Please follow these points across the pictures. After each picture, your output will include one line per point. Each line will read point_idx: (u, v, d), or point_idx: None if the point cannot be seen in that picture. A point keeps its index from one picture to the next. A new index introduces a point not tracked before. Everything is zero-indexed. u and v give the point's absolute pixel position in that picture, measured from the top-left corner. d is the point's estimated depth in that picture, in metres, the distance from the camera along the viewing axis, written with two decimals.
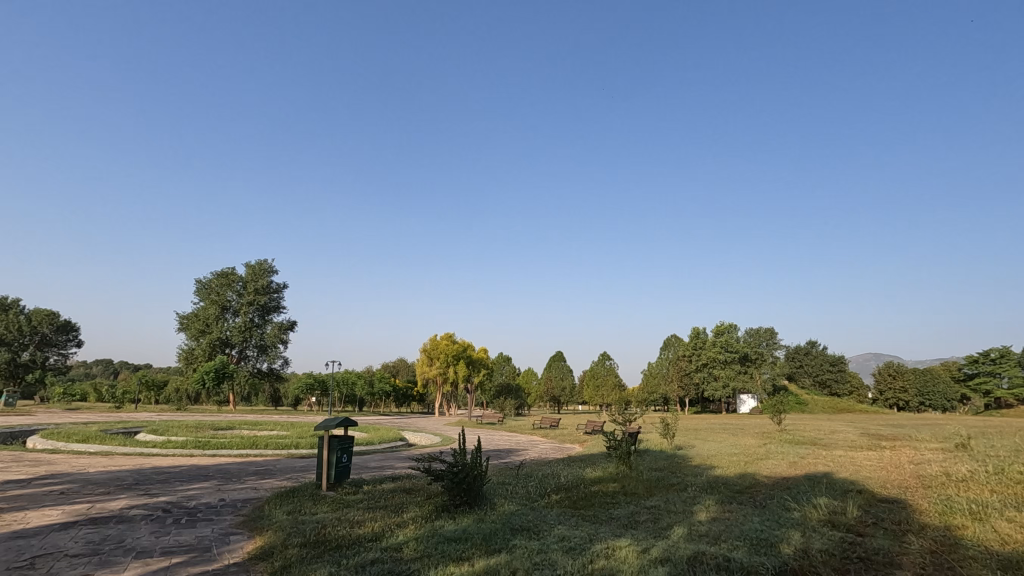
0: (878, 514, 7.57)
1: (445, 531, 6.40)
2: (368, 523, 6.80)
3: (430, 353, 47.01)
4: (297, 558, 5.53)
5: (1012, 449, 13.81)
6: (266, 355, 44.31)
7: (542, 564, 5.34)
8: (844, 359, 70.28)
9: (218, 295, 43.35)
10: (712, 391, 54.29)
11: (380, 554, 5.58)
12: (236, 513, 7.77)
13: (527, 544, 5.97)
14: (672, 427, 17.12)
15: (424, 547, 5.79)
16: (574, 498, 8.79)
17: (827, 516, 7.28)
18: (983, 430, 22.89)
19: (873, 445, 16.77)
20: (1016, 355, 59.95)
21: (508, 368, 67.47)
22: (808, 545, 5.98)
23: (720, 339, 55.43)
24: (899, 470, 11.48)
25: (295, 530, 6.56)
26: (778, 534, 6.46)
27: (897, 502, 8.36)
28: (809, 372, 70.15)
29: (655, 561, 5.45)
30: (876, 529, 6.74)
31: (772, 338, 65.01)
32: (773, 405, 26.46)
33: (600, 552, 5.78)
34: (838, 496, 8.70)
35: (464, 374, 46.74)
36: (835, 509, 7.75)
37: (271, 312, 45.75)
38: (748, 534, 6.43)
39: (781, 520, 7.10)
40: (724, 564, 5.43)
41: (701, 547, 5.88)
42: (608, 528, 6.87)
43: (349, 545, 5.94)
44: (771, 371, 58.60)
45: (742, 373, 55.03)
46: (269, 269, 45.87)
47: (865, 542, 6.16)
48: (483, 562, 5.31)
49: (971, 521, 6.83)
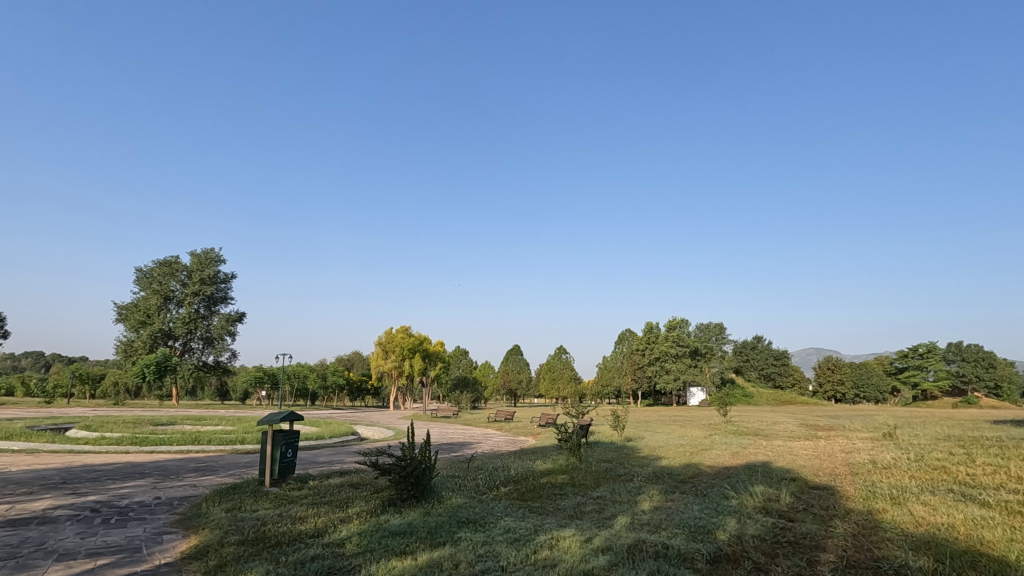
0: (808, 499, 8.01)
1: (390, 525, 6.35)
2: (310, 519, 6.67)
3: (385, 346, 46.36)
4: (233, 557, 5.35)
5: (932, 437, 14.85)
6: (213, 348, 42.74)
7: (485, 557, 5.37)
8: (787, 353, 73.48)
9: (161, 284, 41.34)
10: (663, 384, 55.76)
11: (321, 550, 5.49)
12: (171, 513, 7.46)
13: (471, 537, 5.99)
14: (622, 419, 17.57)
15: (367, 542, 5.73)
16: (522, 490, 8.88)
17: (761, 504, 7.63)
18: (909, 421, 24.37)
19: (809, 435, 17.68)
20: (941, 350, 64.66)
21: (465, 361, 67.22)
22: (742, 531, 6.25)
23: (672, 333, 57.16)
24: (831, 458, 12.17)
25: (233, 527, 6.35)
26: (715, 521, 6.73)
27: (826, 488, 8.88)
28: (755, 366, 72.94)
29: (597, 551, 5.56)
30: (806, 515, 7.12)
31: (721, 333, 67.20)
32: (720, 397, 27.29)
33: (543, 543, 5.86)
34: (772, 484, 9.17)
35: (420, 367, 46.37)
36: (770, 496, 8.14)
37: (218, 303, 44.10)
38: (687, 522, 6.66)
39: (719, 508, 7.40)
40: (662, 551, 5.60)
41: (642, 536, 6.05)
42: (554, 519, 6.97)
43: (289, 541, 5.80)
44: (720, 365, 60.56)
45: (692, 367, 56.85)
46: (216, 258, 44.07)
47: (794, 527, 6.49)
48: (426, 556, 5.29)
49: (891, 505, 7.31)
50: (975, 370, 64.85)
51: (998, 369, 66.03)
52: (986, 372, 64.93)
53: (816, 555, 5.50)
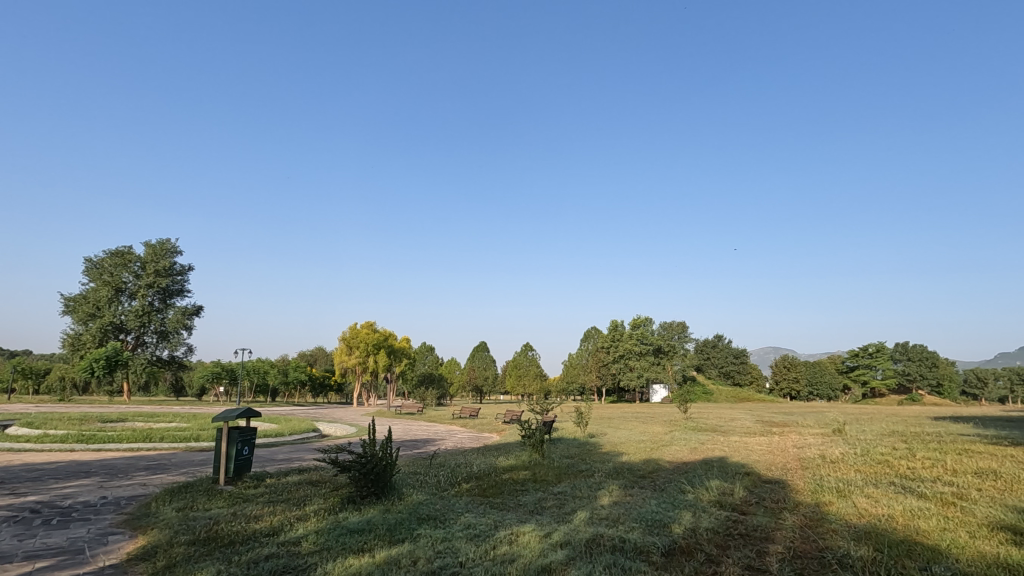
0: (761, 493, 8.30)
1: (348, 523, 6.27)
2: (266, 518, 6.53)
3: (349, 341, 45.66)
4: (183, 557, 5.20)
5: (878, 433, 15.58)
6: (167, 342, 41.28)
7: (444, 552, 5.37)
8: (746, 352, 75.73)
9: (112, 275, 39.64)
10: (627, 381, 56.72)
11: (275, 549, 5.38)
12: (118, 512, 7.20)
13: (431, 533, 5.96)
14: (584, 416, 17.81)
15: (324, 540, 5.65)
16: (483, 486, 8.89)
17: (716, 497, 7.86)
18: (858, 418, 25.47)
19: (764, 431, 18.33)
20: (889, 350, 67.55)
21: (431, 357, 66.76)
22: (697, 524, 6.42)
23: (637, 331, 58.16)
24: (783, 453, 12.63)
25: (183, 527, 6.16)
26: (671, 515, 6.89)
27: (778, 482, 9.21)
28: (715, 364, 74.84)
29: (556, 546, 5.62)
30: (757, 508, 7.37)
31: (684, 332, 68.68)
32: (682, 395, 27.87)
33: (503, 538, 5.89)
34: (727, 478, 9.46)
35: (384, 363, 45.83)
36: (724, 490, 8.40)
37: (173, 296, 42.62)
38: (644, 516, 6.80)
39: (675, 503, 7.58)
40: (619, 545, 5.70)
41: (600, 530, 6.15)
42: (514, 515, 7.01)
43: (242, 540, 5.67)
44: (682, 363, 61.86)
45: (655, 364, 58.01)
46: (172, 249, 42.55)
47: (746, 520, 6.71)
48: (384, 553, 5.26)
49: (837, 497, 7.64)
50: (920, 369, 68.18)
51: (940, 368, 69.62)
52: (929, 370, 68.32)
53: (765, 546, 5.70)
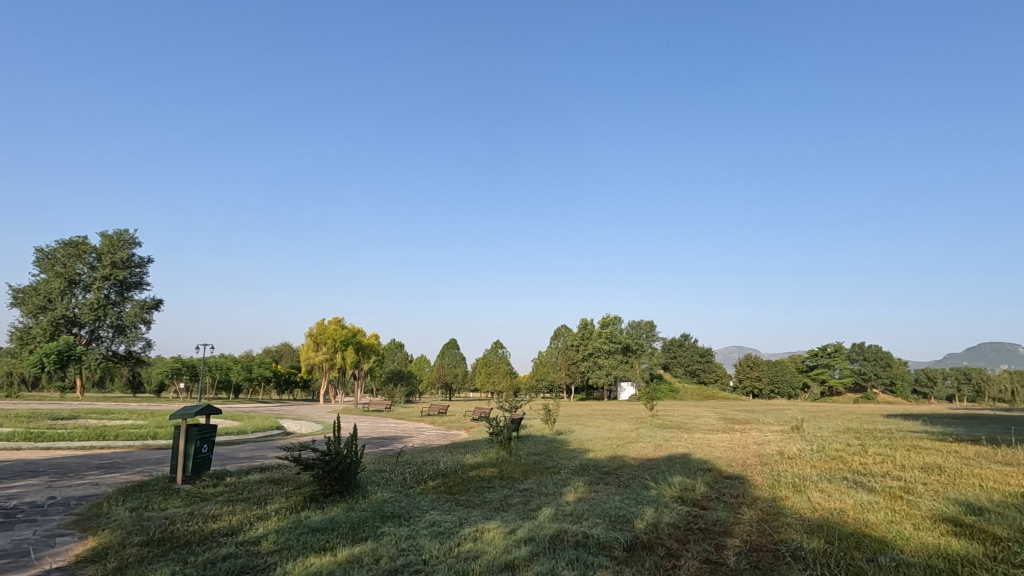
0: (721, 488, 8.51)
1: (310, 522, 6.17)
2: (225, 517, 6.38)
3: (316, 337, 44.85)
4: (136, 558, 5.04)
5: (834, 430, 16.15)
6: (124, 337, 39.85)
7: (409, 550, 5.35)
8: (711, 351, 77.42)
9: (65, 267, 37.99)
10: (596, 379, 57.38)
11: (234, 549, 5.27)
12: (67, 513, 6.92)
13: (394, 531, 5.94)
14: (552, 413, 17.99)
15: (285, 539, 5.56)
16: (450, 483, 8.89)
17: (678, 493, 8.03)
18: (815, 415, 26.37)
19: (726, 428, 18.85)
20: (846, 350, 70.01)
21: (400, 355, 66.19)
22: (659, 520, 6.54)
23: (606, 330, 58.83)
24: (744, 449, 13.01)
25: (137, 527, 5.97)
26: (635, 510, 7.01)
27: (737, 478, 9.48)
28: (681, 363, 76.28)
29: (520, 542, 5.66)
30: (717, 503, 7.56)
31: (652, 330, 69.71)
32: (649, 393, 28.36)
33: (467, 535, 5.90)
34: (690, 474, 9.68)
35: (353, 360, 45.26)
36: (687, 485, 8.60)
37: (131, 289, 41.20)
38: (608, 512, 6.90)
39: (639, 498, 7.72)
40: (582, 540, 5.78)
41: (564, 526, 6.22)
42: (480, 512, 7.03)
43: (199, 540, 5.53)
44: (649, 361, 62.81)
45: (624, 363, 58.77)
46: (130, 240, 41.01)
47: (706, 515, 6.88)
48: (346, 551, 5.20)
49: (793, 492, 7.90)
50: (875, 368, 70.92)
51: (893, 368, 72.60)
52: (883, 370, 71.12)
53: (724, 540, 5.86)
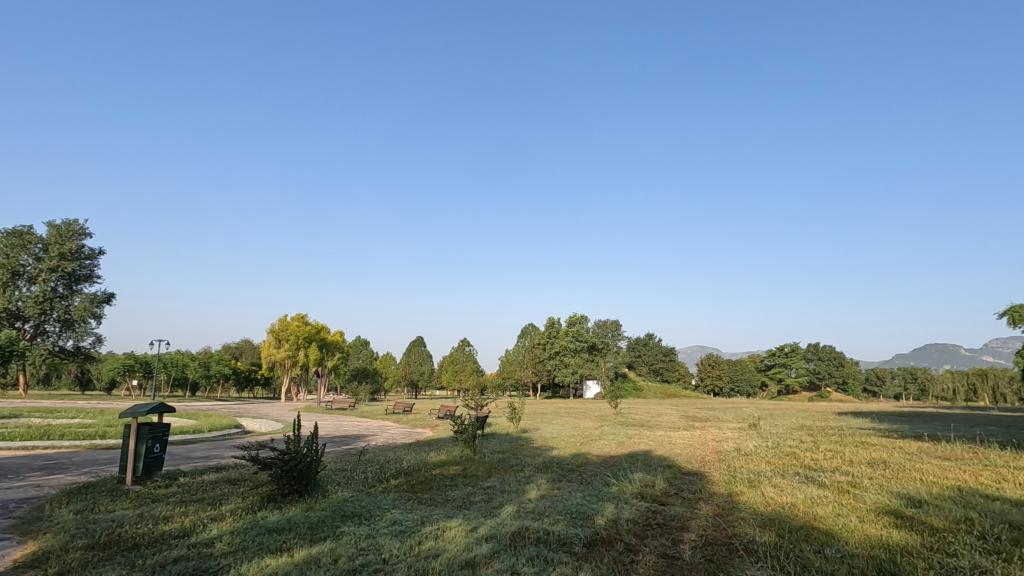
0: (680, 484, 8.73)
1: (267, 522, 6.04)
2: (177, 519, 6.18)
3: (278, 334, 43.77)
4: (79, 562, 4.84)
5: (789, 428, 16.69)
6: (72, 331, 38.08)
7: (368, 549, 5.29)
8: (674, 350, 78.97)
9: (8, 257, 36.00)
10: (562, 377, 57.85)
11: (186, 551, 5.11)
12: (5, 516, 6.59)
13: (354, 531, 5.86)
14: (517, 411, 18.07)
15: (240, 540, 5.42)
16: (413, 481, 8.84)
17: (638, 490, 8.18)
18: (772, 413, 27.25)
19: (687, 426, 19.27)
20: (801, 350, 72.49)
21: (365, 352, 65.19)
22: (619, 516, 6.65)
23: (572, 329, 59.40)
24: (703, 446, 13.34)
25: (82, 530, 5.73)
26: (595, 507, 7.10)
27: (696, 474, 9.73)
28: (646, 361, 77.53)
29: (481, 539, 5.67)
30: (675, 498, 7.75)
31: (617, 329, 70.62)
32: (613, 391, 28.69)
33: (428, 534, 5.87)
34: (650, 471, 9.88)
35: (316, 357, 44.43)
36: (647, 482, 8.78)
37: (80, 282, 39.38)
38: (569, 509, 6.98)
39: (600, 495, 7.83)
40: (542, 537, 5.83)
41: (525, 523, 6.26)
42: (442, 510, 7.01)
43: (148, 543, 5.34)
44: (614, 360, 63.67)
45: (589, 361, 59.46)
46: (79, 231, 39.16)
47: (664, 510, 7.03)
48: (304, 552, 5.11)
49: (747, 488, 8.15)
50: (828, 368, 73.67)
51: (846, 367, 75.52)
52: (836, 369, 73.94)
53: (681, 535, 6.00)
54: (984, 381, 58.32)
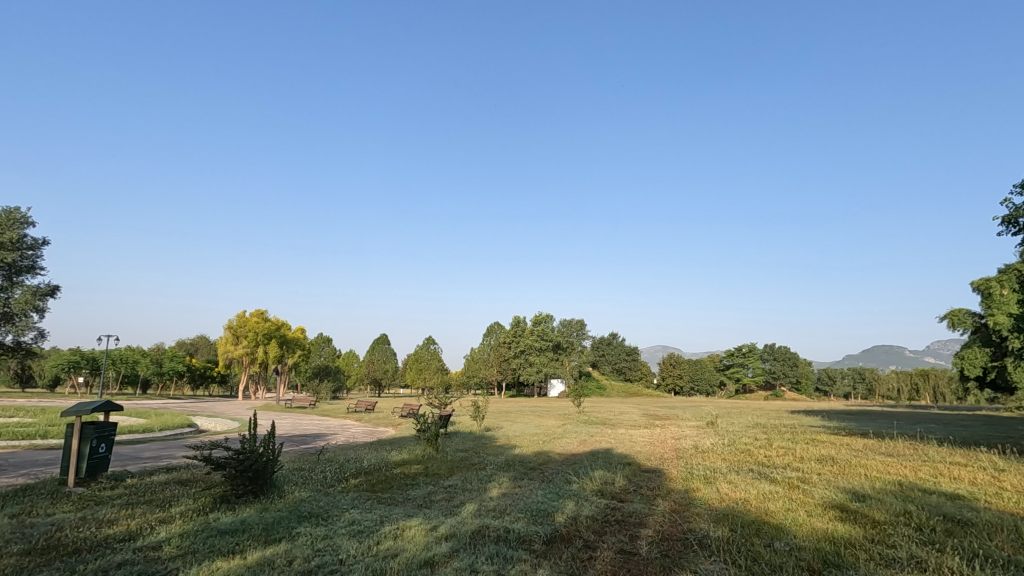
0: (639, 482, 8.90)
1: (219, 524, 5.86)
2: (122, 521, 5.94)
3: (235, 330, 42.49)
4: (12, 569, 4.58)
5: (744, 426, 17.22)
6: (12, 325, 36.03)
7: (325, 550, 5.20)
8: (637, 350, 80.38)
9: None
10: (526, 376, 58.07)
11: (131, 555, 4.91)
12: None
13: (311, 531, 5.75)
14: (481, 409, 18.06)
15: (190, 543, 5.25)
16: (373, 481, 8.73)
17: (599, 487, 8.30)
18: (729, 411, 28.08)
19: (648, 424, 19.66)
20: (758, 350, 74.88)
21: (327, 350, 63.94)
22: (579, 512, 6.74)
23: (538, 328, 59.85)
24: (662, 444, 13.64)
25: (18, 535, 5.43)
26: (556, 504, 7.18)
27: (655, 471, 9.94)
28: (609, 361, 78.55)
29: (441, 538, 5.65)
30: (634, 495, 7.91)
31: (581, 329, 71.38)
32: (576, 390, 29.00)
33: (387, 533, 5.80)
34: (611, 468, 10.04)
35: (275, 354, 43.33)
36: (607, 479, 8.91)
37: (22, 273, 37.29)
38: (530, 507, 7.03)
39: (561, 492, 7.91)
40: (503, 535, 5.84)
41: (486, 522, 6.27)
42: (402, 509, 6.95)
43: (91, 547, 5.11)
44: (578, 359, 64.36)
45: (553, 360, 60.04)
46: (22, 220, 37.09)
47: (623, 507, 7.16)
48: (257, 553, 4.98)
49: (704, 484, 8.37)
50: (783, 368, 76.28)
51: (799, 367, 78.32)
52: (790, 369, 76.64)
53: (639, 531, 6.12)
54: (926, 380, 61.58)
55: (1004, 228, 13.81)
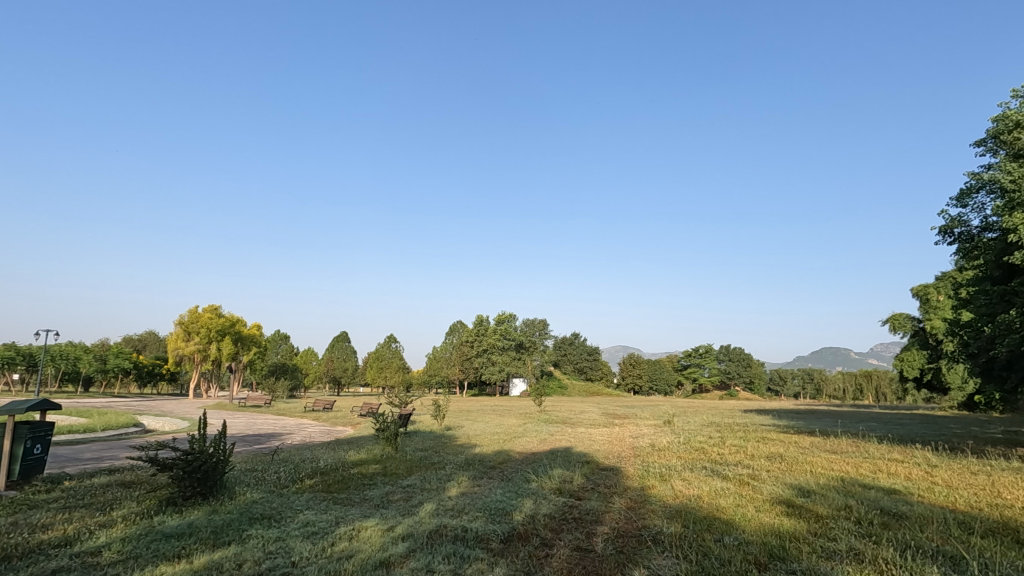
0: (596, 480, 9.03)
1: (164, 527, 5.63)
2: (59, 526, 5.64)
3: (187, 326, 40.87)
4: None
5: (699, 424, 17.72)
6: None
7: (276, 553, 5.07)
8: (598, 349, 81.52)
9: None
10: (488, 375, 58.00)
11: (67, 562, 4.67)
12: None
13: (262, 534, 5.59)
14: (442, 408, 17.96)
15: (132, 547, 5.03)
16: (329, 481, 8.57)
17: (557, 485, 8.38)
18: (684, 410, 28.82)
19: (607, 423, 19.97)
20: (714, 351, 77.08)
21: (285, 347, 62.28)
22: (536, 511, 6.79)
23: (501, 327, 60.05)
24: (621, 442, 13.89)
25: None
26: (514, 503, 7.22)
27: (612, 469, 10.11)
28: (571, 360, 79.26)
29: (397, 538, 5.60)
30: (591, 493, 8.02)
31: (544, 328, 71.86)
32: (538, 389, 29.17)
33: (343, 534, 5.70)
34: (569, 467, 10.16)
35: (229, 352, 41.91)
36: (566, 478, 9.00)
37: None
38: (488, 505, 7.04)
39: (520, 491, 7.95)
40: (460, 534, 5.83)
41: (444, 521, 6.24)
42: (358, 510, 6.84)
43: (23, 554, 4.83)
44: (540, 358, 64.81)
45: (516, 359, 60.28)
46: None
47: (580, 505, 7.25)
48: (204, 558, 4.81)
49: (659, 482, 8.56)
50: (738, 368, 78.72)
51: (753, 368, 81.01)
52: (744, 370, 79.20)
53: (595, 528, 6.21)
54: (869, 381, 64.73)
55: (941, 238, 14.64)
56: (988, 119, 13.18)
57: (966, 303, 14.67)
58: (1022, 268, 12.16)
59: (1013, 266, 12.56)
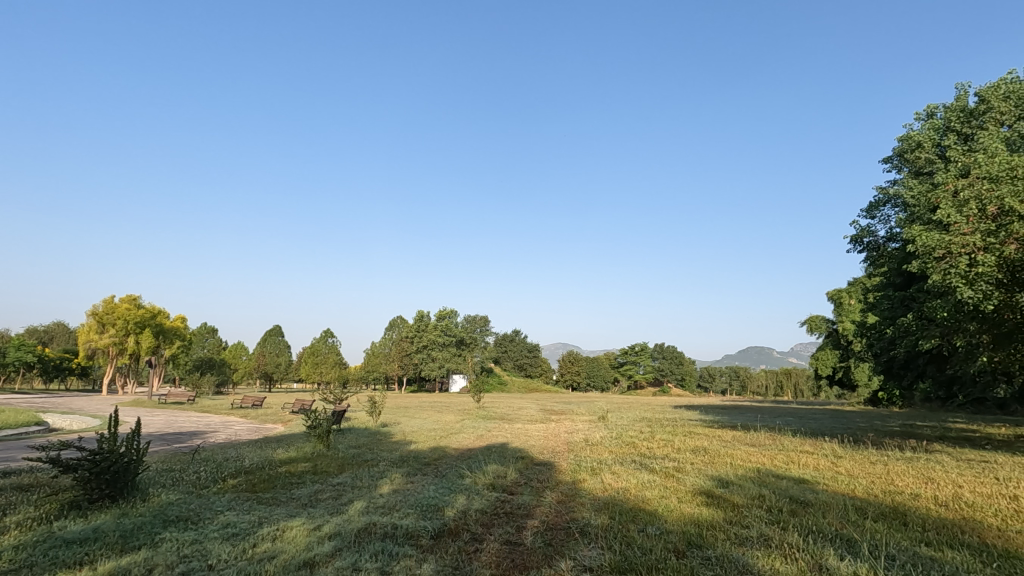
0: (530, 474, 9.17)
1: (67, 533, 5.24)
2: None
3: (101, 317, 37.79)
4: None
5: (632, 420, 18.31)
6: None
7: (191, 556, 4.82)
8: (538, 346, 82.64)
9: None
10: (428, 372, 57.48)
11: None
12: None
13: (178, 536, 5.31)
14: (378, 404, 17.59)
15: (27, 555, 4.65)
16: (254, 481, 8.22)
17: (491, 481, 8.43)
18: (619, 407, 29.69)
19: (544, 419, 20.30)
20: (648, 349, 80.13)
21: (211, 340, 58.92)
22: (468, 506, 6.82)
23: (441, 323, 59.58)
24: (556, 438, 14.17)
25: None
26: (446, 499, 7.21)
27: (546, 464, 10.31)
28: (511, 357, 79.86)
29: (324, 537, 5.46)
30: (524, 488, 8.14)
31: (485, 325, 72.03)
32: (477, 386, 29.15)
33: (265, 535, 5.51)
34: (503, 462, 10.27)
35: (147, 345, 39.16)
36: (499, 473, 9.06)
37: None
38: (420, 502, 7.00)
39: (452, 487, 7.94)
40: (390, 531, 5.77)
41: (373, 519, 6.14)
42: (284, 509, 6.62)
43: None
44: (481, 355, 64.97)
45: (456, 356, 59.97)
46: None
47: (512, 500, 7.32)
48: (110, 563, 4.51)
49: (590, 475, 8.79)
50: (671, 366, 81.84)
51: (684, 366, 84.61)
52: (677, 367, 82.50)
53: (525, 522, 6.31)
54: (789, 378, 69.23)
55: (852, 246, 15.84)
56: (894, 139, 14.31)
57: (871, 307, 16.05)
58: (919, 276, 13.49)
59: (911, 274, 13.97)
